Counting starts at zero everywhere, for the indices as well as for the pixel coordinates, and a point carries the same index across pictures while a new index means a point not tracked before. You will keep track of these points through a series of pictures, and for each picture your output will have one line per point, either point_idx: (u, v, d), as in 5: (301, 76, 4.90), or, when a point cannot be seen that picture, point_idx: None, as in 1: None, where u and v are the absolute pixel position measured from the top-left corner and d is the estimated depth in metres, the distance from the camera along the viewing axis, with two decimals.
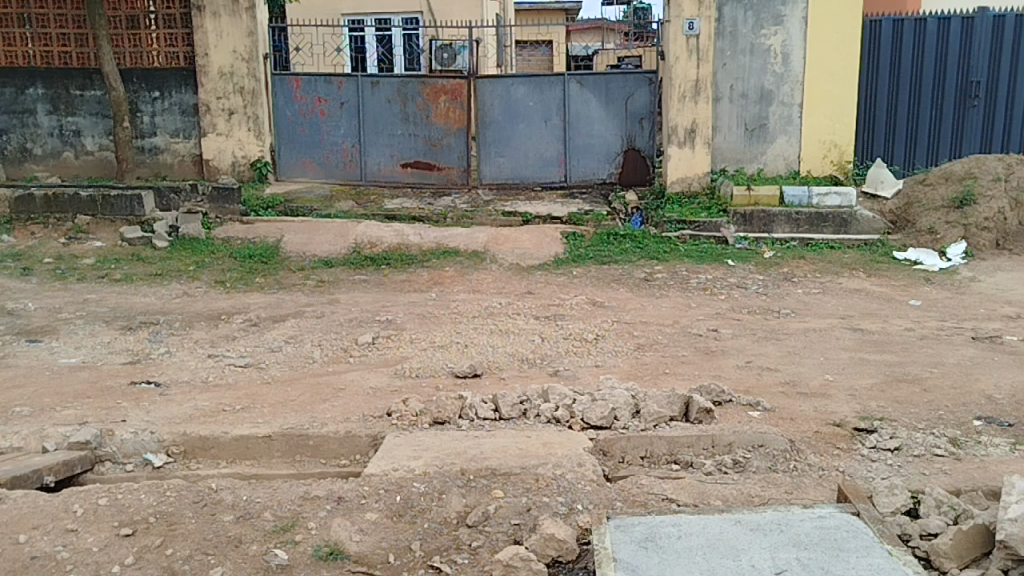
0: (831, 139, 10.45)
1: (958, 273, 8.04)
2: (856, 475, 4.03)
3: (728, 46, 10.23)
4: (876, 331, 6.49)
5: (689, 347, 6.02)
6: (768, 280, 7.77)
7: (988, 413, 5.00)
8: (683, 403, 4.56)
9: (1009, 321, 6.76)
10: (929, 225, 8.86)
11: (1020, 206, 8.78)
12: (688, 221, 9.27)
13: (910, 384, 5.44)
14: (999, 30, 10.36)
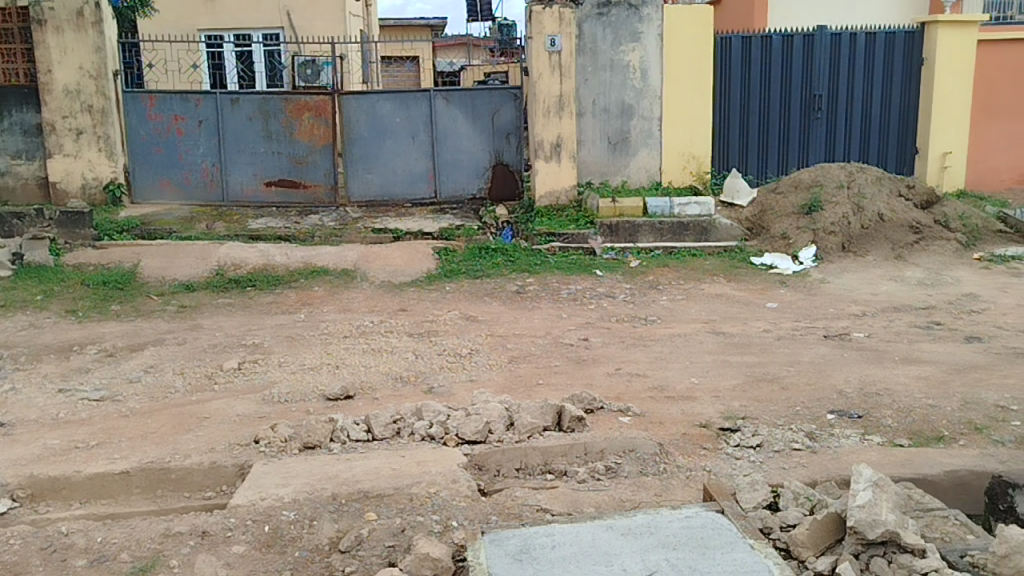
0: (689, 151, 10.89)
1: (809, 276, 8.51)
2: (720, 473, 4.19)
3: (590, 62, 10.52)
4: (737, 334, 6.78)
5: (561, 357, 6.12)
6: (635, 289, 8.00)
7: (839, 407, 5.31)
8: (555, 413, 4.63)
9: (856, 318, 7.21)
10: (783, 231, 9.34)
11: (863, 211, 9.37)
12: (557, 233, 9.44)
13: (769, 383, 5.70)
14: (836, 46, 11.06)
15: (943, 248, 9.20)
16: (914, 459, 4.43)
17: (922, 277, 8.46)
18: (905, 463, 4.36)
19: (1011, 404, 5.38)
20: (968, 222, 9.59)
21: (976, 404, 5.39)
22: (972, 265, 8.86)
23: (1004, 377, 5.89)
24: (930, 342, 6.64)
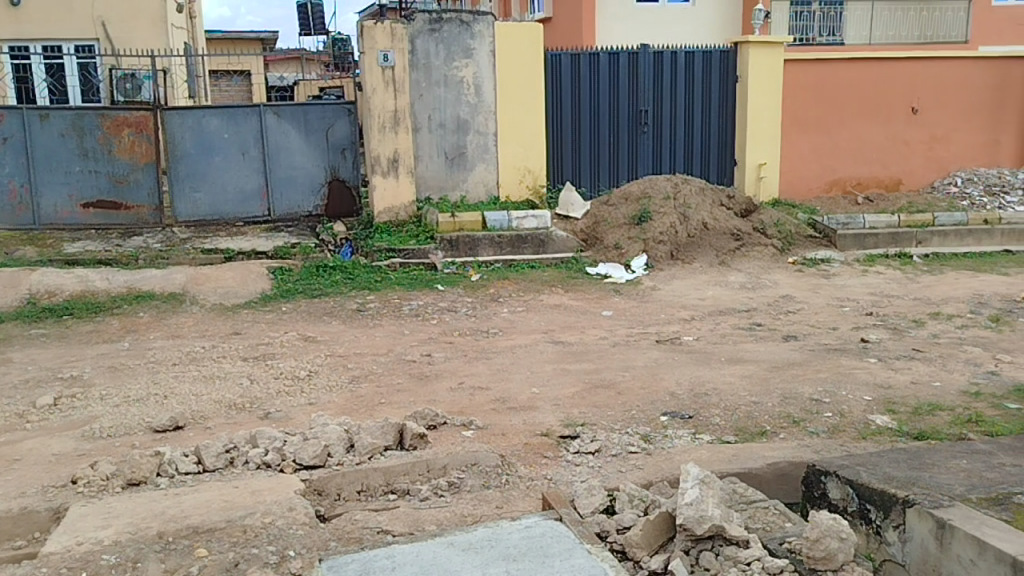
0: (526, 166, 11.12)
1: (641, 283, 8.87)
2: (560, 480, 4.28)
3: (423, 77, 10.53)
4: (575, 342, 6.96)
5: (402, 374, 6.06)
6: (476, 302, 8.06)
7: (671, 408, 5.55)
8: (397, 432, 4.59)
9: (685, 323, 7.57)
10: (616, 241, 9.69)
11: (688, 220, 9.88)
12: (398, 249, 9.39)
13: (607, 389, 5.88)
14: (659, 64, 11.62)
15: (761, 253, 9.82)
16: (740, 454, 4.68)
17: (744, 280, 9.00)
18: (732, 459, 4.61)
19: (824, 397, 5.80)
20: (783, 228, 10.28)
21: (794, 398, 5.77)
22: (787, 268, 9.50)
23: (818, 372, 6.35)
24: (753, 342, 7.06)
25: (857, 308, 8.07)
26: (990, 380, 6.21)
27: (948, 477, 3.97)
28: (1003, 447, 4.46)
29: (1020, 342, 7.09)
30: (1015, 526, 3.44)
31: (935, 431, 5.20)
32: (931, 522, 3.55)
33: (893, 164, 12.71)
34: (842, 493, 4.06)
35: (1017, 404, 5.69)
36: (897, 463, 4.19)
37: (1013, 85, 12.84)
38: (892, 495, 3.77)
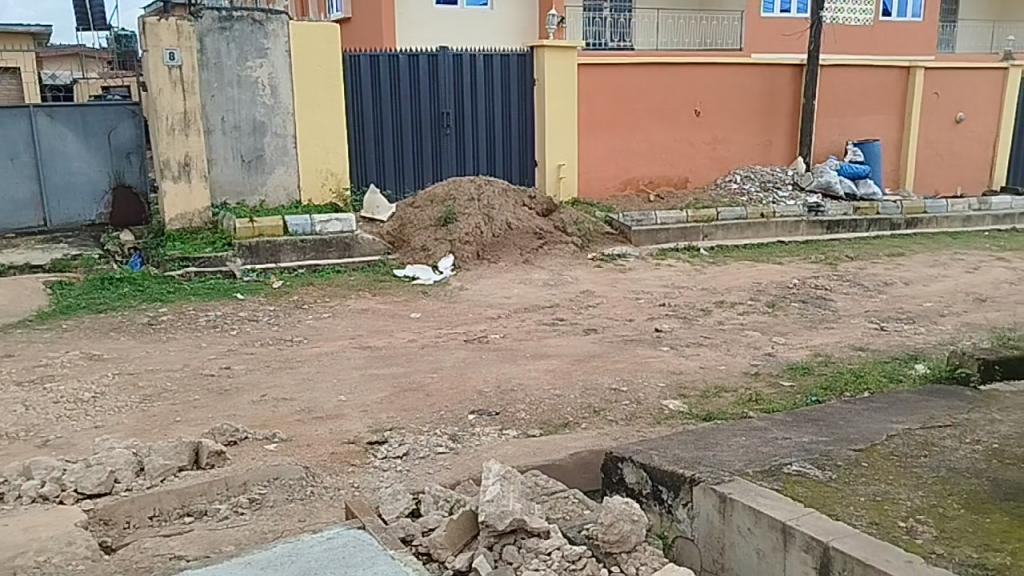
0: (327, 168, 10.93)
1: (449, 284, 8.93)
2: (365, 488, 4.24)
3: (215, 77, 10.06)
4: (382, 346, 6.91)
5: (199, 390, 5.77)
6: (279, 310, 7.82)
7: (479, 406, 5.63)
8: (192, 451, 4.40)
9: (492, 321, 7.70)
10: (422, 243, 9.71)
11: (492, 220, 10.06)
12: (192, 257, 8.92)
13: (415, 392, 5.88)
14: (458, 67, 11.76)
15: (563, 251, 10.18)
16: (545, 446, 4.83)
17: (547, 278, 9.27)
18: (537, 452, 4.75)
19: (622, 386, 6.10)
20: (582, 227, 10.71)
21: (594, 389, 6.02)
22: (587, 265, 9.89)
23: (616, 363, 6.66)
24: (557, 337, 7.30)
25: (651, 300, 8.53)
26: (768, 361, 6.76)
27: (729, 453, 4.29)
28: (777, 422, 4.87)
29: (793, 325, 7.77)
30: (785, 493, 3.77)
31: (721, 412, 5.58)
32: (714, 498, 3.82)
33: (680, 164, 13.55)
34: (637, 477, 4.28)
35: (790, 382, 6.23)
36: (685, 444, 4.47)
37: (781, 90, 14.04)
38: (680, 475, 4.02)
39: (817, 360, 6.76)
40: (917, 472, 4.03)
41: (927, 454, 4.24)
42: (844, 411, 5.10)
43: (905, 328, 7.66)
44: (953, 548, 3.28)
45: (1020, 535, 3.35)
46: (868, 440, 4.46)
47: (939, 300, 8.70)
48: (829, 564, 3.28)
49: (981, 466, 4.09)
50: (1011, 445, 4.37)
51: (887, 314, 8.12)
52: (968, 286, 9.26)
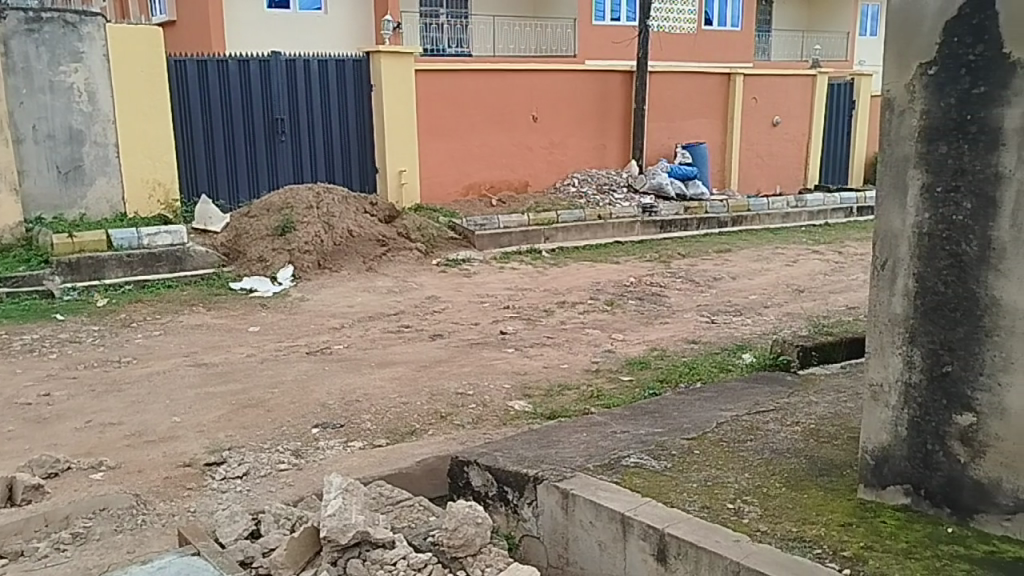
0: (154, 178, 10.41)
1: (289, 295, 8.70)
2: (201, 512, 4.06)
3: (24, 83, 9.38)
4: (219, 363, 6.64)
5: (15, 420, 5.35)
6: (104, 329, 7.37)
7: (322, 419, 5.52)
8: (7, 487, 4.18)
9: (335, 331, 7.56)
10: (259, 254, 9.42)
11: (333, 228, 9.89)
12: (3, 277, 8.26)
13: (255, 408, 5.69)
14: (292, 71, 11.54)
15: (406, 257, 10.14)
16: (390, 456, 4.80)
17: (391, 285, 9.20)
18: (383, 461, 4.71)
19: (468, 390, 6.14)
20: (425, 232, 10.72)
21: (440, 395, 6.02)
22: (431, 270, 9.89)
23: (461, 366, 6.70)
24: (402, 344, 7.26)
25: (495, 303, 8.63)
26: (607, 358, 6.99)
27: (570, 450, 4.40)
28: (616, 417, 5.05)
29: (630, 322, 8.08)
30: (624, 485, 3.90)
31: (564, 409, 5.72)
32: (557, 495, 3.90)
33: (520, 168, 13.80)
34: (483, 479, 4.31)
35: (629, 376, 6.47)
36: (528, 443, 4.55)
37: (614, 94, 14.54)
38: (524, 475, 4.08)
39: (653, 355, 7.05)
40: (744, 455, 4.27)
41: (753, 438, 4.51)
42: (678, 402, 5.36)
43: (733, 320, 8.12)
44: (775, 524, 3.49)
45: (832, 507, 3.61)
46: (699, 428, 4.69)
47: (763, 292, 9.27)
48: (665, 550, 3.42)
49: (799, 445, 4.39)
50: (826, 424, 4.71)
51: (717, 308, 8.58)
52: (787, 279, 9.91)
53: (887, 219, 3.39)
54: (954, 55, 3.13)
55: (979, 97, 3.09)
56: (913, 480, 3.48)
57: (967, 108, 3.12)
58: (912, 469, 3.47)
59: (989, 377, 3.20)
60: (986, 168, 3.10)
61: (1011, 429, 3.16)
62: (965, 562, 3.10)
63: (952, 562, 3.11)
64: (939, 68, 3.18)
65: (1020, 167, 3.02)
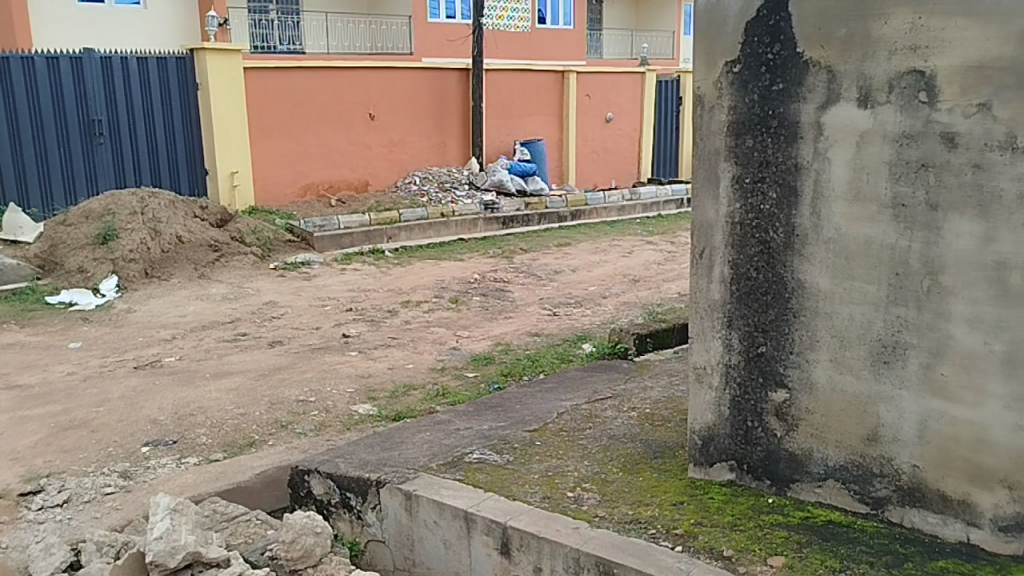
0: None
1: (114, 307, 8.19)
2: (13, 548, 3.76)
3: None
4: (35, 384, 6.16)
5: None
6: None
7: (153, 437, 5.23)
8: None
9: (166, 343, 7.19)
10: (78, 264, 8.83)
11: (160, 235, 9.41)
12: None
13: (77, 430, 5.32)
14: (108, 71, 10.93)
15: (242, 262, 9.78)
16: (227, 470, 4.61)
17: (225, 292, 8.84)
18: (220, 476, 4.53)
19: (310, 396, 5.99)
20: (260, 235, 10.37)
21: (281, 403, 5.84)
22: (269, 275, 9.59)
23: (303, 373, 6.52)
24: (239, 353, 6.99)
25: (338, 306, 8.47)
26: (452, 355, 7.00)
27: (413, 450, 4.37)
28: (459, 413, 5.07)
29: (474, 318, 8.13)
30: (466, 482, 3.91)
31: (409, 410, 5.69)
32: (400, 496, 3.87)
33: (359, 168, 13.60)
34: (325, 487, 4.21)
35: (473, 372, 6.51)
36: (370, 447, 4.49)
37: (450, 93, 14.56)
38: (366, 480, 4.02)
39: (497, 349, 7.12)
40: (583, 443, 4.38)
41: (591, 426, 4.63)
42: (520, 394, 5.44)
43: (573, 311, 8.34)
44: (613, 508, 3.60)
45: (665, 488, 3.76)
46: (540, 419, 4.78)
47: (601, 283, 9.57)
48: (508, 543, 3.46)
49: (635, 430, 4.55)
50: (660, 408, 4.91)
51: (558, 300, 8.78)
52: (624, 269, 10.27)
53: (703, 211, 3.57)
54: (754, 54, 3.33)
55: (779, 93, 3.30)
56: (736, 456, 3.68)
57: (769, 104, 3.32)
58: (735, 445, 3.67)
59: (797, 356, 3.42)
60: (787, 160, 3.32)
61: (819, 402, 3.39)
62: (782, 529, 3.32)
63: (771, 530, 3.32)
64: (742, 66, 3.37)
65: (817, 157, 3.25)
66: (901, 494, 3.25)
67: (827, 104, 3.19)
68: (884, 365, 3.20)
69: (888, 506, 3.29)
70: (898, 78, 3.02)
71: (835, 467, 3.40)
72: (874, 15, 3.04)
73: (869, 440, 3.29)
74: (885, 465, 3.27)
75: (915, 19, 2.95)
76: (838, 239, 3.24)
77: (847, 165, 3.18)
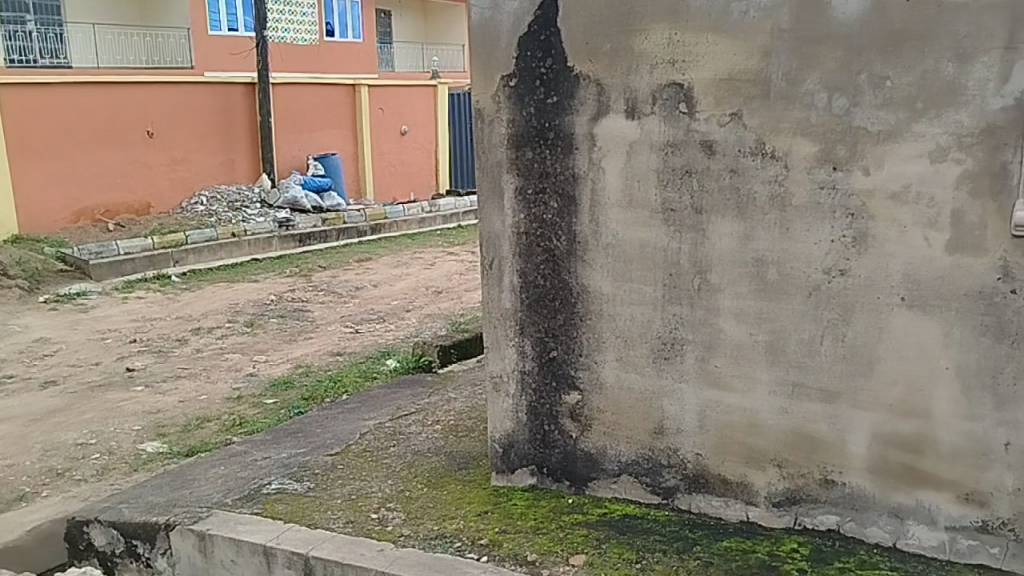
0: None
1: None
2: None
3: None
4: None
5: None
6: None
7: None
8: None
9: None
10: None
11: None
12: None
13: None
14: None
15: (5, 297, 8.95)
16: None
17: None
18: None
19: (90, 439, 5.52)
20: (27, 267, 9.62)
21: (56, 449, 5.35)
22: (40, 309, 8.77)
23: (81, 414, 6.00)
24: (5, 398, 6.33)
25: (120, 338, 7.88)
26: (249, 382, 6.70)
27: (206, 487, 4.13)
28: (257, 443, 4.85)
29: (273, 341, 7.82)
30: (264, 515, 3.74)
31: (203, 444, 5.37)
32: (193, 537, 3.63)
33: (138, 189, 12.77)
34: (107, 537, 3.89)
35: (273, 399, 6.24)
36: (159, 488, 4.20)
37: (236, 108, 14.00)
38: (154, 524, 3.75)
39: (297, 372, 6.89)
40: (387, 462, 4.31)
41: (395, 444, 4.57)
42: (321, 418, 5.29)
43: (376, 327, 8.23)
44: (417, 526, 3.55)
45: (469, 499, 3.77)
46: (342, 442, 4.66)
47: (404, 297, 9.52)
48: (312, 573, 3.33)
49: (439, 444, 4.53)
50: (463, 419, 4.93)
51: (360, 317, 8.64)
52: (426, 281, 10.28)
53: (489, 221, 3.62)
54: (528, 68, 3.42)
55: (553, 106, 3.40)
56: (536, 460, 3.75)
57: (545, 116, 3.42)
58: (534, 450, 3.74)
59: (586, 357, 3.54)
60: (565, 170, 3.43)
61: (608, 401, 3.53)
62: (582, 528, 3.41)
63: (572, 530, 3.40)
64: (518, 80, 3.44)
65: (592, 167, 3.38)
66: (687, 482, 3.44)
67: (598, 115, 3.33)
68: (664, 361, 3.38)
69: (677, 495, 3.47)
70: (660, 90, 3.20)
71: (628, 462, 3.54)
72: (635, 31, 3.21)
73: (656, 433, 3.46)
74: (672, 456, 3.45)
75: (672, 35, 3.14)
76: (616, 244, 3.39)
77: (620, 172, 3.33)
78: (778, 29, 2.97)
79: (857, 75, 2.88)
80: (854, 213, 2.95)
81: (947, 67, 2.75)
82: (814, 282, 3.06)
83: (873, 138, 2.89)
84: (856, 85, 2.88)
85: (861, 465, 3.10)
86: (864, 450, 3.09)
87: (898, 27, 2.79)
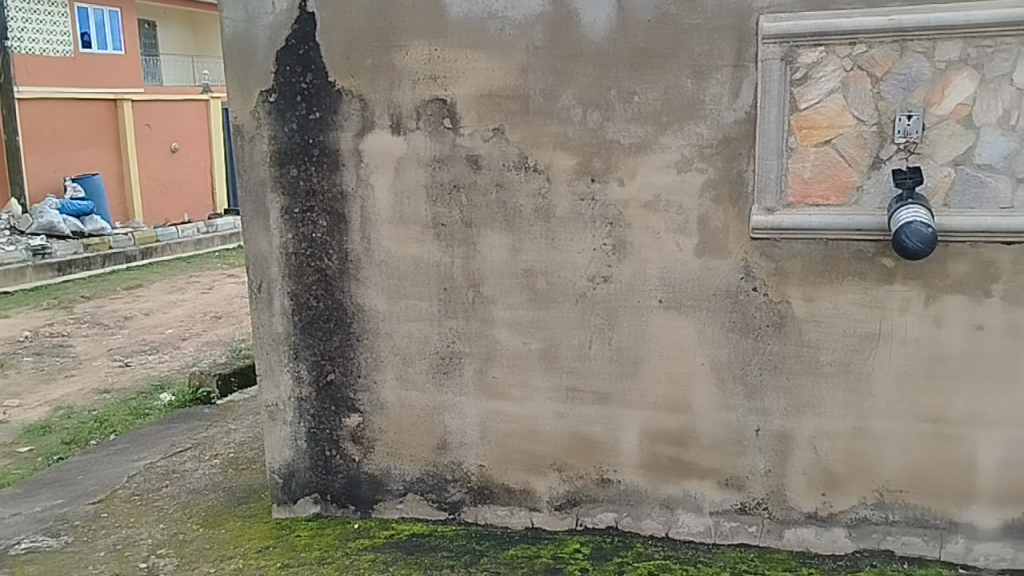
0: None
1: None
2: None
3: None
4: None
5: None
6: None
7: None
8: None
9: None
10: None
11: None
12: None
13: None
14: None
15: None
16: None
17: None
18: None
19: None
20: None
21: None
22: None
23: None
24: None
25: None
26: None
27: None
28: (6, 499, 4.36)
29: (28, 383, 7.10)
30: None
31: None
32: None
33: None
34: None
35: (28, 447, 5.64)
36: None
37: None
38: None
39: (57, 415, 6.29)
40: (158, 505, 4.00)
41: (168, 484, 4.27)
42: (83, 463, 4.85)
43: (148, 359, 7.69)
44: (192, 570, 3.31)
45: (249, 535, 3.57)
46: (107, 487, 4.29)
47: (179, 324, 8.97)
48: None
49: (217, 480, 4.27)
50: (243, 450, 4.68)
51: (129, 349, 8.03)
52: (204, 307, 9.75)
53: (255, 243, 3.46)
54: (288, 83, 3.31)
55: (316, 122, 3.31)
56: (319, 487, 3.62)
57: (308, 133, 3.32)
58: (316, 477, 3.61)
59: (365, 378, 3.47)
60: (333, 188, 3.34)
61: (390, 420, 3.47)
62: (369, 553, 3.32)
63: (359, 556, 3.31)
64: (278, 95, 3.32)
65: (360, 184, 3.32)
66: (473, 494, 3.45)
67: (363, 131, 3.28)
68: (443, 375, 3.38)
69: (463, 508, 3.47)
70: (423, 106, 3.21)
71: (413, 481, 3.50)
72: (395, 46, 3.19)
73: (439, 449, 3.45)
74: (456, 470, 3.44)
75: (432, 50, 3.15)
76: (388, 261, 3.35)
77: (388, 189, 3.30)
78: (533, 46, 3.06)
79: (608, 91, 3.02)
80: (612, 221, 3.09)
81: (686, 83, 2.94)
82: (581, 289, 3.17)
83: (625, 150, 3.04)
84: (607, 101, 3.03)
85: (633, 462, 3.24)
86: (634, 447, 3.23)
87: (642, 45, 2.96)
